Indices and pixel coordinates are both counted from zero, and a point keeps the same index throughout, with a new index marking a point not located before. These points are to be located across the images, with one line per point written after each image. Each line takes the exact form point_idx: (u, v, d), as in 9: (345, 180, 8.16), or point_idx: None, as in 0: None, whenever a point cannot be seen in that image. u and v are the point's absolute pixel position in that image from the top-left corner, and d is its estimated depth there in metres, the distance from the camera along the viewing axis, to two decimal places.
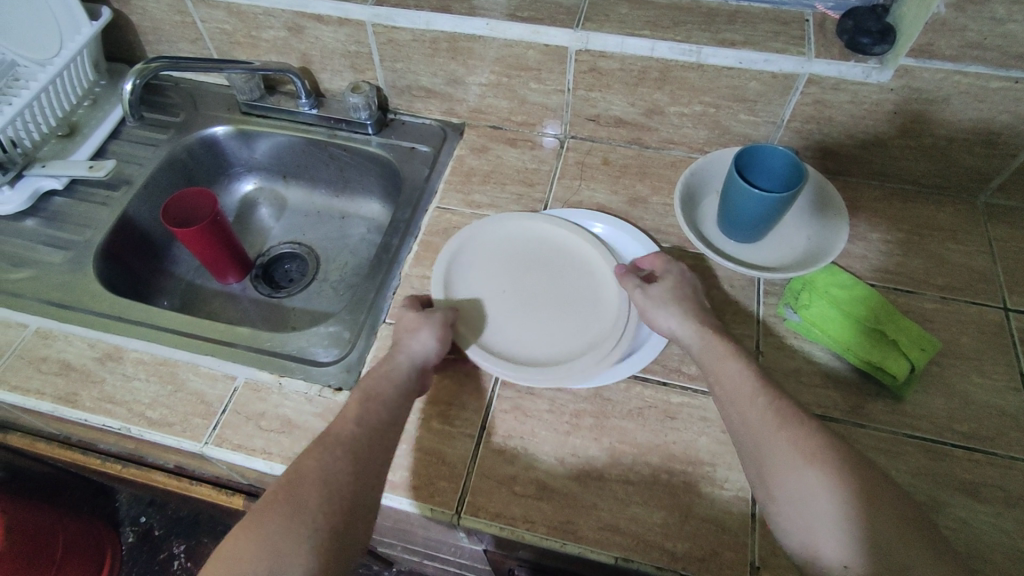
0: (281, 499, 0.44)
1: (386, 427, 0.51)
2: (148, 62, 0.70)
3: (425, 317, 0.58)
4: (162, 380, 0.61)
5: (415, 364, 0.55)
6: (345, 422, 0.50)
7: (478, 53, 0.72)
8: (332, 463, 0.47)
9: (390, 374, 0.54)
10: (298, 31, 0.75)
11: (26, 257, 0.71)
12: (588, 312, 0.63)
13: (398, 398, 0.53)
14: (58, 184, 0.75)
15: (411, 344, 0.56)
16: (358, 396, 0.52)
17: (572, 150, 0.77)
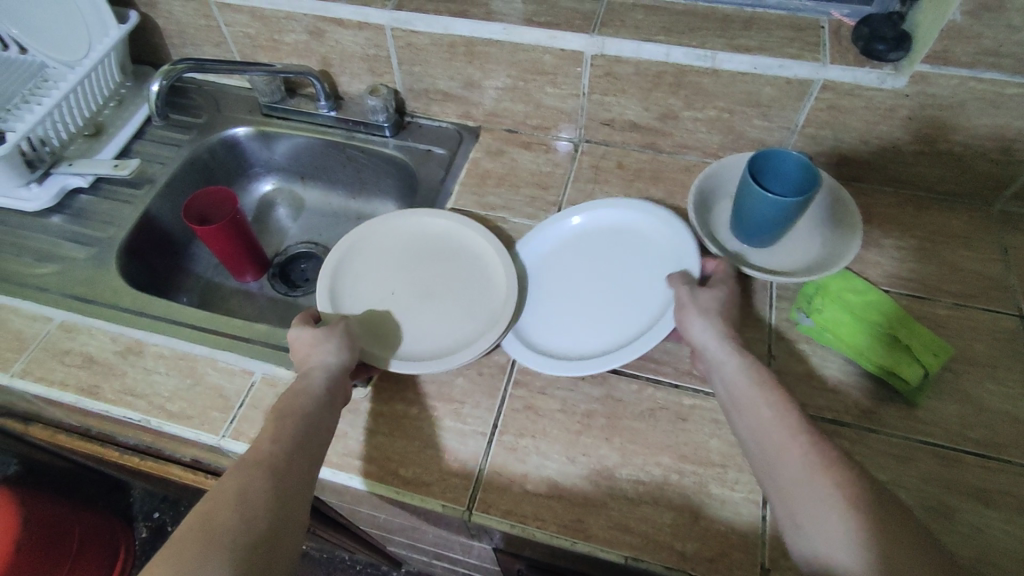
0: (197, 524, 0.41)
1: (306, 447, 0.49)
2: (174, 65, 0.72)
3: (328, 330, 0.58)
4: (181, 373, 0.63)
5: (327, 376, 0.55)
6: (261, 443, 0.48)
7: (495, 57, 0.73)
8: (252, 483, 0.44)
9: (307, 389, 0.53)
10: (319, 34, 0.77)
11: (53, 252, 0.72)
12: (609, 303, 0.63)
13: (322, 410, 0.52)
14: (84, 182, 0.77)
15: (319, 359, 0.56)
16: (273, 417, 0.50)
17: (586, 153, 0.78)
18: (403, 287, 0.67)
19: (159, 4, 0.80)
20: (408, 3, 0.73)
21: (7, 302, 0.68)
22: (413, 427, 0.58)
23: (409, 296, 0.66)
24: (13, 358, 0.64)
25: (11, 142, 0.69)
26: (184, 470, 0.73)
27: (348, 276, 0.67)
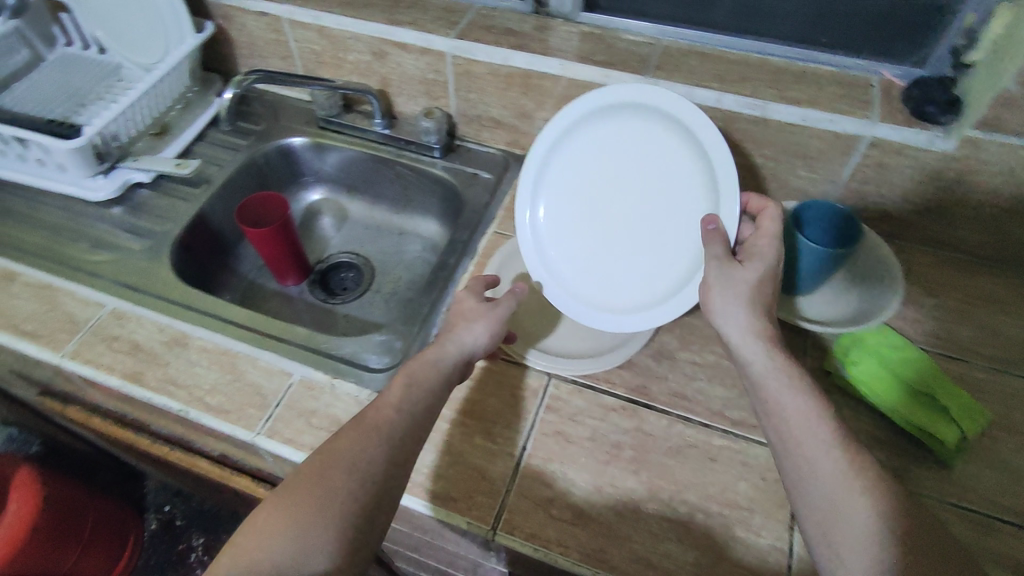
0: (312, 480, 0.45)
1: (424, 419, 0.51)
2: (243, 77, 0.75)
3: (483, 308, 0.59)
4: (222, 368, 0.64)
5: (460, 359, 0.56)
6: (383, 408, 0.50)
7: (549, 90, 0.75)
8: (364, 450, 0.47)
9: (438, 364, 0.54)
10: (381, 56, 0.80)
11: (110, 242, 0.76)
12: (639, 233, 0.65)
13: (442, 389, 0.54)
14: (146, 178, 0.81)
15: (463, 337, 0.57)
16: (400, 382, 0.53)
17: None
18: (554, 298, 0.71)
19: (234, 17, 0.85)
20: (470, 33, 0.76)
21: (62, 285, 0.70)
22: (444, 442, 0.59)
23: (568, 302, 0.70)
24: (63, 339, 0.66)
25: (86, 136, 0.73)
26: (210, 463, 0.75)
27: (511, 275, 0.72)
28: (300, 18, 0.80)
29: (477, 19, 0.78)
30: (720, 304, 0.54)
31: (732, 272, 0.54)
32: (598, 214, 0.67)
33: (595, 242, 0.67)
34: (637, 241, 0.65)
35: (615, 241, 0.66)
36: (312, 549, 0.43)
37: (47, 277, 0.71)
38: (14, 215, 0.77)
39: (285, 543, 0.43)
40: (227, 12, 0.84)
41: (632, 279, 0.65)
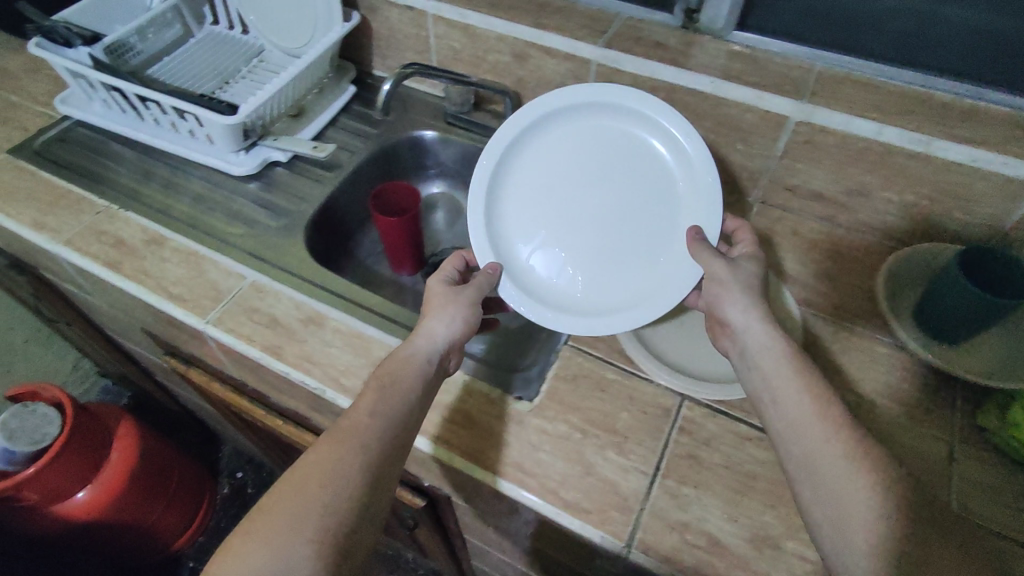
0: (290, 498, 0.46)
1: (399, 425, 0.53)
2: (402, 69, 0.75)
3: (454, 294, 0.62)
4: (357, 351, 0.65)
5: (431, 347, 0.58)
6: (358, 416, 0.52)
7: (692, 107, 0.74)
8: (343, 462, 0.49)
9: (411, 359, 0.57)
10: (523, 58, 0.81)
11: (249, 217, 0.78)
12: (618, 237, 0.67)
13: (420, 395, 0.55)
14: (283, 157, 0.83)
15: (434, 325, 0.60)
16: (375, 386, 0.54)
17: (760, 215, 0.79)
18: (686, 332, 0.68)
19: (380, 9, 0.87)
20: (618, 43, 0.76)
21: (207, 253, 0.73)
22: (576, 451, 0.58)
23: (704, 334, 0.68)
24: (207, 306, 0.68)
25: (241, 115, 0.76)
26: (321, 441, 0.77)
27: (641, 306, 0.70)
28: (447, 14, 0.82)
29: (624, 30, 0.77)
30: (731, 304, 0.59)
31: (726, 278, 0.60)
32: (558, 227, 0.68)
33: (566, 246, 0.68)
34: (608, 244, 0.67)
35: (585, 246, 0.68)
36: (291, 562, 0.44)
37: (192, 244, 0.74)
38: (163, 183, 0.82)
39: (261, 557, 0.44)
40: (374, 4, 0.86)
41: (609, 281, 0.66)
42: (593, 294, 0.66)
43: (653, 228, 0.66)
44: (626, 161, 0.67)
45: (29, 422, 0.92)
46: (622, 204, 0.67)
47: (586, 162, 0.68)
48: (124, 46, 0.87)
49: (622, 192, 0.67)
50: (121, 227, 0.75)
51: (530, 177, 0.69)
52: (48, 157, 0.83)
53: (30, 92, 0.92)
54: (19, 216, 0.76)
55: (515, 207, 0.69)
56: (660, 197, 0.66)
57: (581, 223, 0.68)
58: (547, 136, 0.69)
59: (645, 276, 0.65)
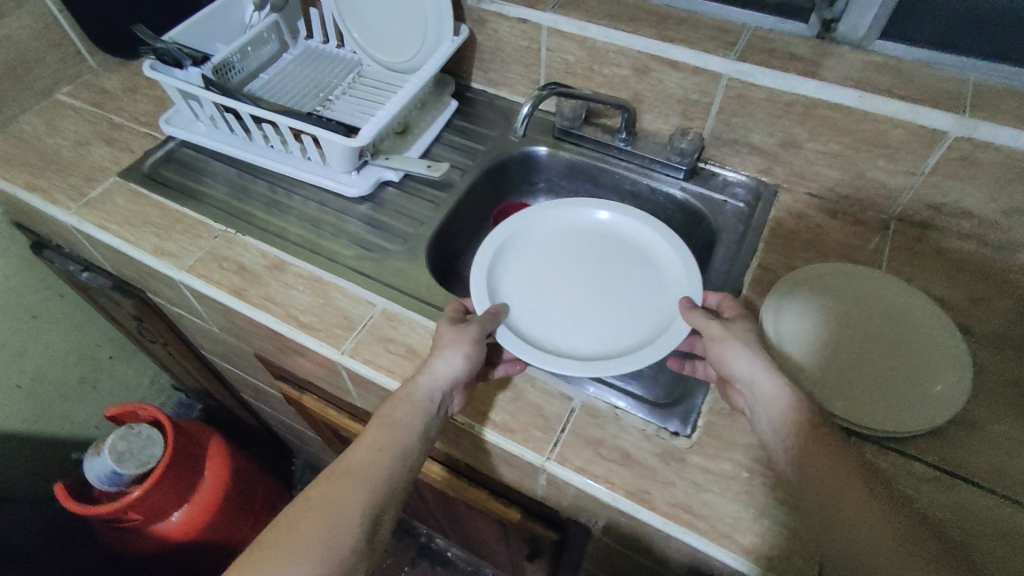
0: (292, 532, 0.48)
1: (400, 465, 0.54)
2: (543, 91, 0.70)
3: (458, 333, 0.59)
4: (501, 385, 0.63)
5: (431, 388, 0.57)
6: (360, 455, 0.53)
7: (833, 122, 0.71)
8: (343, 499, 0.50)
9: (410, 399, 0.56)
10: (644, 72, 0.78)
11: (367, 241, 0.76)
12: (608, 313, 0.68)
13: (421, 434, 0.56)
14: (396, 177, 0.81)
15: (438, 366, 0.58)
16: (378, 425, 0.55)
17: (899, 234, 0.75)
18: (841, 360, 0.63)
19: (489, 22, 0.84)
20: (752, 56, 0.72)
21: (331, 279, 0.71)
22: (747, 492, 0.55)
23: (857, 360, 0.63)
24: (341, 335, 0.66)
25: (364, 137, 0.74)
26: (452, 476, 0.75)
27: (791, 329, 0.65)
28: (565, 27, 0.79)
29: (755, 41, 0.74)
30: (738, 357, 0.56)
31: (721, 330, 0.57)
32: (550, 300, 0.69)
33: (565, 306, 0.68)
34: (602, 305, 0.69)
35: (581, 307, 0.69)
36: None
37: (316, 270, 0.72)
38: (275, 205, 0.80)
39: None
40: (483, 17, 0.84)
41: (611, 334, 0.66)
42: (596, 344, 0.65)
43: (642, 289, 0.70)
44: (603, 243, 0.75)
45: (136, 443, 0.91)
46: (608, 277, 0.72)
47: (567, 243, 0.75)
48: (228, 65, 0.86)
49: (605, 267, 0.73)
50: (241, 252, 0.74)
51: (524, 253, 0.73)
52: (158, 179, 0.82)
53: (131, 112, 0.91)
54: (139, 241, 0.75)
55: (514, 273, 0.71)
56: (649, 286, 0.70)
57: (575, 291, 0.70)
58: (538, 219, 0.76)
59: (645, 326, 0.66)
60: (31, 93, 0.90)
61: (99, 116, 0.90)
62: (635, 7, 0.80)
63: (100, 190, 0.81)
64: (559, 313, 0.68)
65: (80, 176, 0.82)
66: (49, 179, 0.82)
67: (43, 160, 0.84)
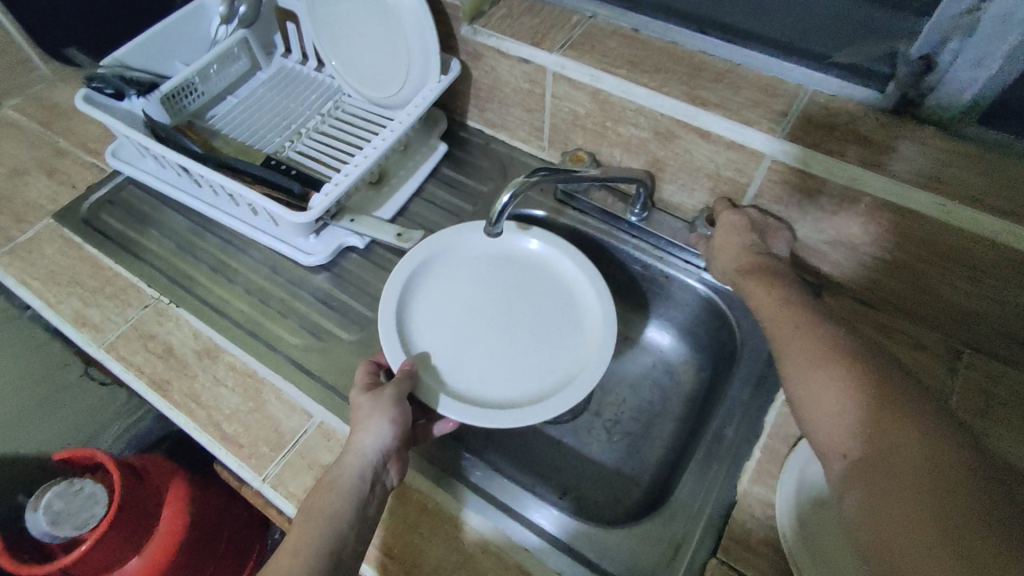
0: None
1: (332, 563, 0.43)
2: (529, 176, 0.55)
3: (376, 396, 0.51)
4: (446, 543, 0.52)
5: (361, 467, 0.48)
6: (281, 558, 0.43)
7: (903, 229, 0.55)
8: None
9: (337, 485, 0.47)
10: (666, 137, 0.63)
11: (318, 325, 0.65)
12: (532, 339, 0.60)
13: (353, 525, 0.46)
14: (360, 243, 0.69)
15: (363, 440, 0.49)
16: (299, 521, 0.45)
17: (971, 367, 0.60)
18: None
19: (485, 57, 0.70)
20: (805, 133, 0.57)
21: (267, 375, 0.60)
22: None
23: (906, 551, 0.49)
24: (266, 457, 0.55)
25: (313, 209, 0.62)
26: None
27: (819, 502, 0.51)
28: (573, 74, 0.64)
29: (812, 111, 0.58)
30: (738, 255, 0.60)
31: (726, 235, 0.61)
32: (470, 340, 0.60)
33: (480, 351, 0.59)
34: (518, 343, 0.60)
35: (495, 348, 0.59)
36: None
37: (252, 362, 0.61)
38: (220, 268, 0.69)
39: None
40: (478, 51, 0.69)
41: (530, 376, 0.58)
42: (515, 391, 0.57)
43: (559, 323, 0.61)
44: (514, 269, 0.64)
45: (74, 503, 0.86)
46: (522, 312, 0.62)
47: (480, 273, 0.64)
48: (184, 89, 0.74)
49: (518, 297, 0.63)
50: (172, 330, 0.63)
51: (430, 291, 0.62)
52: (95, 225, 0.72)
53: (80, 135, 0.80)
54: (60, 307, 0.65)
55: (420, 324, 0.60)
56: (573, 298, 0.62)
57: (488, 330, 0.60)
58: (439, 248, 0.64)
59: (578, 348, 0.59)
60: None
61: (46, 138, 0.80)
62: (664, 53, 0.64)
63: (29, 235, 0.71)
64: (478, 359, 0.58)
65: (11, 215, 0.72)
66: None
67: None
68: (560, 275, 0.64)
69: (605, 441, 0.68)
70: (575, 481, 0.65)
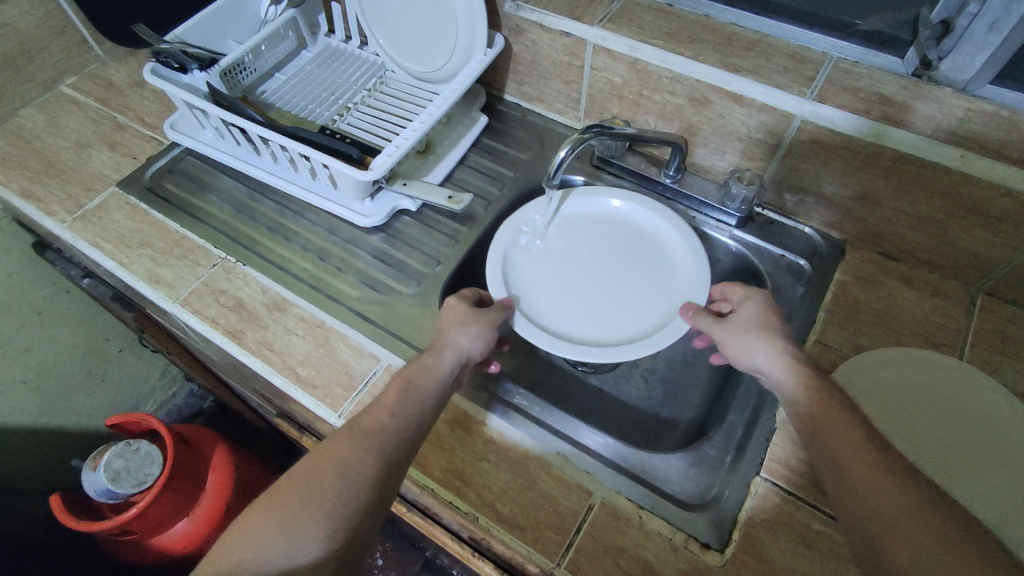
0: (304, 488, 0.42)
1: (417, 430, 0.47)
2: (582, 134, 0.59)
3: (480, 312, 0.56)
4: (513, 470, 0.57)
5: (453, 363, 0.52)
6: (379, 412, 0.46)
7: (922, 180, 0.60)
8: (359, 455, 0.43)
9: (434, 369, 0.51)
10: (701, 103, 0.68)
11: (377, 280, 0.70)
12: (626, 289, 0.66)
13: (434, 412, 0.49)
14: (412, 206, 0.74)
15: (458, 340, 0.54)
16: (397, 387, 0.49)
17: (987, 311, 0.65)
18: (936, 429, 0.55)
19: (527, 32, 0.74)
20: (832, 95, 0.61)
21: (335, 325, 0.65)
22: None
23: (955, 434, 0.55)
24: (340, 396, 0.60)
25: (376, 169, 0.66)
26: (454, 540, 0.60)
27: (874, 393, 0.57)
28: (613, 46, 0.68)
29: (838, 75, 0.63)
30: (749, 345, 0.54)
31: (731, 324, 0.56)
32: (572, 295, 0.66)
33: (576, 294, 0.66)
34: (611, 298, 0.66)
35: (590, 295, 0.66)
36: (300, 552, 0.39)
37: (318, 313, 0.66)
38: (279, 229, 0.74)
39: (271, 540, 0.39)
40: (520, 26, 0.74)
41: (628, 317, 0.64)
42: (591, 330, 0.63)
43: (644, 275, 0.67)
44: (594, 231, 0.71)
45: (133, 462, 0.89)
46: (624, 269, 0.68)
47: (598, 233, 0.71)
48: (239, 66, 0.77)
49: (624, 257, 0.69)
50: (241, 286, 0.68)
51: (528, 252, 0.68)
52: (158, 193, 0.76)
53: (137, 111, 0.85)
54: (133, 266, 0.69)
55: (527, 281, 0.66)
56: (653, 252, 0.68)
57: (590, 279, 0.67)
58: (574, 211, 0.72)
59: (664, 292, 0.65)
60: (33, 85, 0.84)
61: (103, 114, 0.84)
62: (697, 25, 0.69)
63: (97, 202, 0.75)
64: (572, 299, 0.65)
65: (77, 184, 0.77)
66: (45, 186, 0.76)
67: (41, 163, 0.78)
68: (656, 236, 0.69)
69: (646, 388, 0.72)
70: (616, 424, 0.69)
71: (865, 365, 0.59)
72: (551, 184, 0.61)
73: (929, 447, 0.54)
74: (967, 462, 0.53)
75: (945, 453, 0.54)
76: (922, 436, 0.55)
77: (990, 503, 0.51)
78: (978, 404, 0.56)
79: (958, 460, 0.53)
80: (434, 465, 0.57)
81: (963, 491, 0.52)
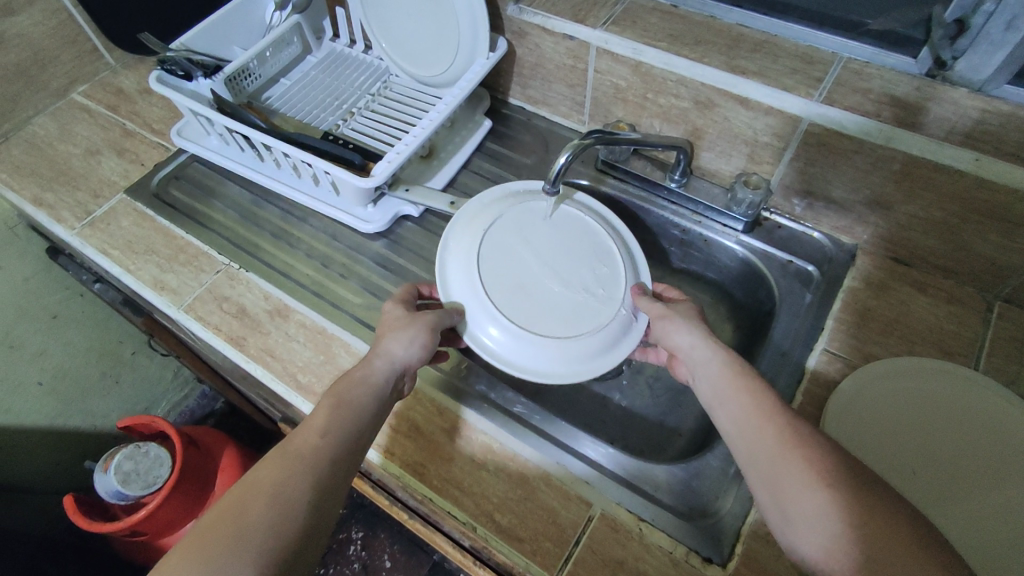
0: (232, 516, 0.40)
1: (352, 449, 0.46)
2: (583, 139, 0.58)
3: (412, 317, 0.54)
4: (513, 479, 0.56)
5: (387, 372, 0.51)
6: (310, 434, 0.45)
7: (935, 185, 0.58)
8: (287, 482, 0.42)
9: (368, 381, 0.50)
10: (706, 106, 0.66)
11: (379, 286, 0.70)
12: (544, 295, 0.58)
13: (374, 422, 0.49)
14: (415, 212, 0.74)
15: (391, 351, 0.52)
16: (326, 406, 0.48)
17: (1003, 318, 0.63)
18: (938, 449, 0.53)
19: (530, 35, 0.73)
20: (840, 97, 0.60)
21: (335, 331, 0.65)
22: None
23: (960, 453, 0.53)
24: None
25: (376, 176, 0.65)
26: (454, 547, 0.59)
27: (874, 409, 0.56)
28: (617, 49, 0.67)
29: (847, 76, 0.61)
30: (677, 330, 0.52)
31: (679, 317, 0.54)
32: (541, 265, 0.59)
33: (543, 255, 0.60)
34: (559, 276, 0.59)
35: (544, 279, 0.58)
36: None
37: (320, 319, 0.66)
38: (283, 235, 0.74)
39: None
40: (524, 30, 0.73)
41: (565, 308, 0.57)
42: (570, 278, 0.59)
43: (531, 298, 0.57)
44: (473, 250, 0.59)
45: (142, 464, 0.90)
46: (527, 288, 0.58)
47: (509, 293, 0.57)
48: (244, 72, 0.78)
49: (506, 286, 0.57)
50: (244, 292, 0.68)
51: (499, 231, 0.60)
52: (165, 200, 0.77)
53: (145, 118, 0.86)
54: (139, 272, 0.70)
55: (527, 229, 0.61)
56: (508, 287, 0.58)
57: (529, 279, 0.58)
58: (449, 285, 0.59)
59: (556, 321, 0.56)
60: (46, 93, 0.85)
61: (113, 121, 0.85)
62: (702, 26, 0.68)
63: (105, 209, 0.76)
64: (547, 248, 0.60)
65: (86, 192, 0.77)
66: (55, 193, 0.77)
67: (52, 170, 0.80)
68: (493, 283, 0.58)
69: (650, 395, 0.71)
70: (620, 432, 0.69)
71: (865, 379, 0.57)
72: (549, 191, 0.60)
73: (933, 466, 0.52)
74: (973, 480, 0.51)
75: (928, 462, 0.53)
76: (923, 453, 0.53)
77: (1003, 517, 0.49)
78: (982, 414, 0.54)
79: (948, 479, 0.52)
80: (433, 474, 0.57)
81: (951, 515, 0.50)
